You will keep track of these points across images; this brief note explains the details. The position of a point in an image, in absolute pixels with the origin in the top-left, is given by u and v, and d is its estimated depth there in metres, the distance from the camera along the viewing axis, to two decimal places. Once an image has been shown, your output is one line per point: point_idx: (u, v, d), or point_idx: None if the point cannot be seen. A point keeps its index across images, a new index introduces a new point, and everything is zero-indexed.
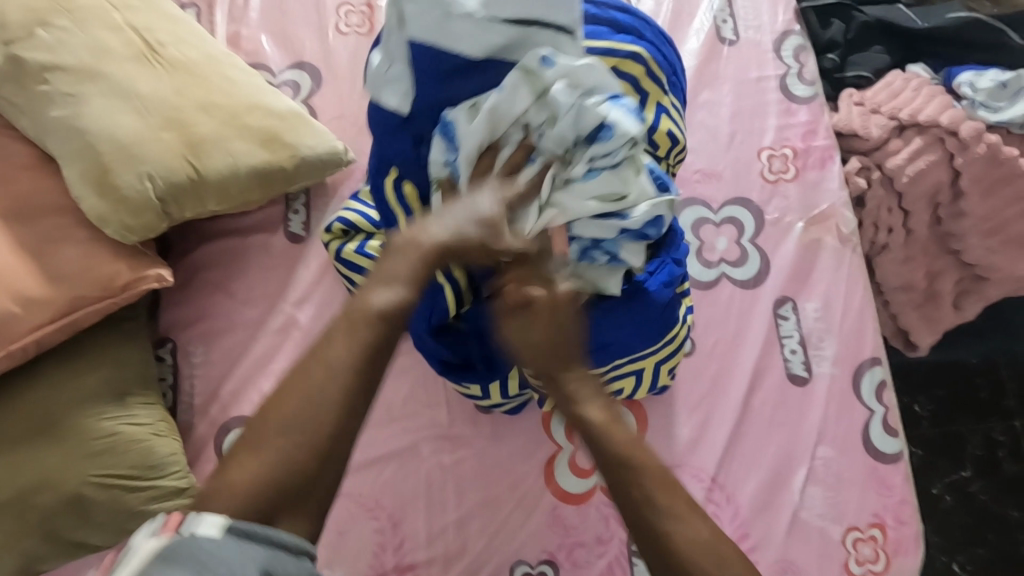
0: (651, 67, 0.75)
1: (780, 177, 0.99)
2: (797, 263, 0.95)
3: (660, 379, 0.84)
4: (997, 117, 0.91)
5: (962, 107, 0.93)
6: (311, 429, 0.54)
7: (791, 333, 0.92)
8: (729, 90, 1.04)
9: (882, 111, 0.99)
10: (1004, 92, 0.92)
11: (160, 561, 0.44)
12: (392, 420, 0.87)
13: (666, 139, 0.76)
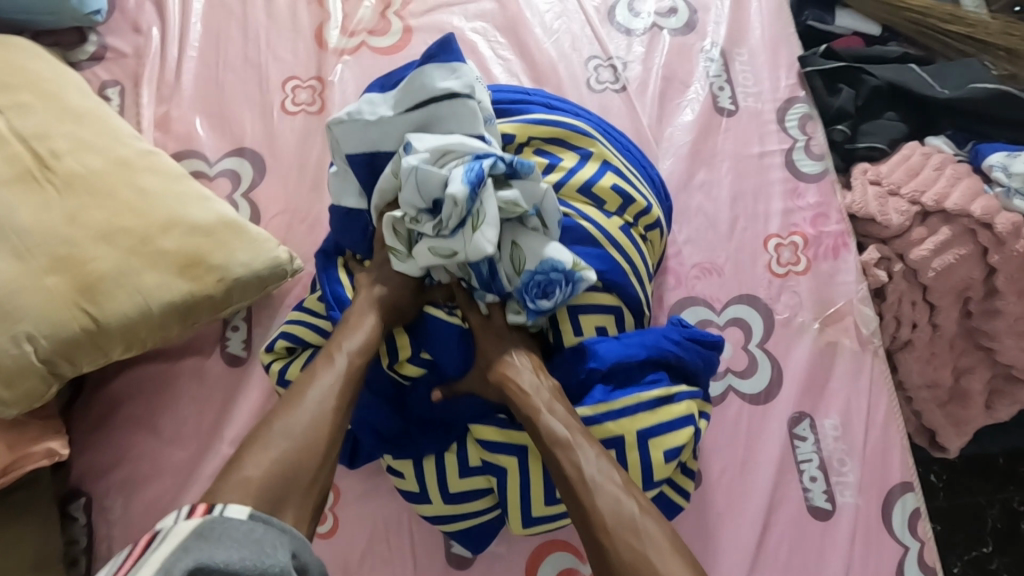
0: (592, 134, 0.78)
1: (789, 269, 0.88)
2: (812, 371, 0.84)
3: (653, 470, 0.70)
4: None
5: (997, 197, 0.82)
6: (309, 439, 0.58)
7: (809, 457, 0.80)
8: (727, 169, 0.92)
9: (901, 193, 0.87)
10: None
11: (198, 539, 0.45)
12: None
13: (611, 193, 0.76)
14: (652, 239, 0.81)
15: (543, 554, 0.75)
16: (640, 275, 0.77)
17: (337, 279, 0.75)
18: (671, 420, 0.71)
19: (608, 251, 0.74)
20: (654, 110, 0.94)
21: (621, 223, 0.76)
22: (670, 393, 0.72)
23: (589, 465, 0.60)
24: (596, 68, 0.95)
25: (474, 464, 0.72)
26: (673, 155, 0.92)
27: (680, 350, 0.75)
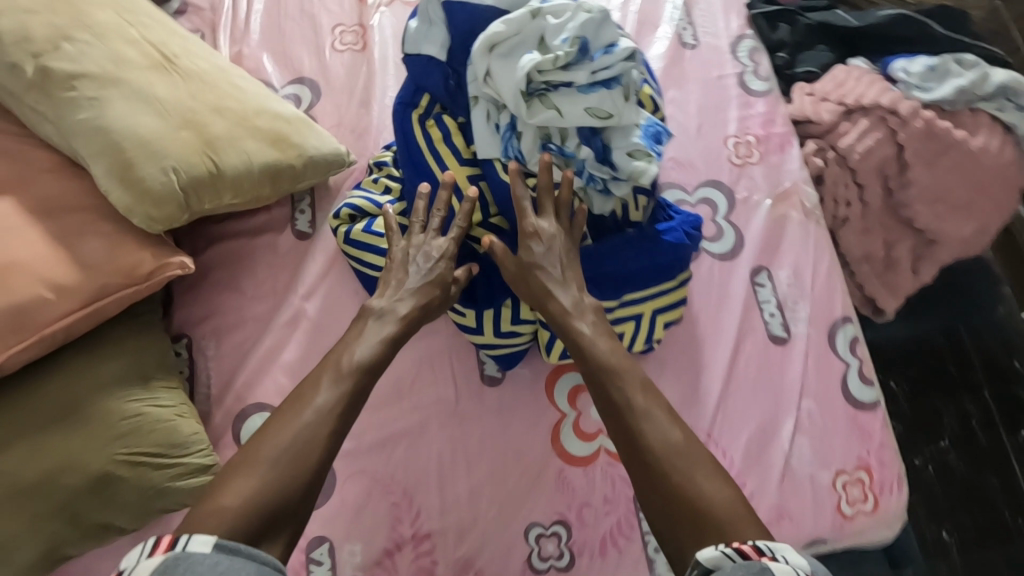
0: None
1: (746, 161, 1.09)
2: (767, 235, 1.04)
3: (657, 332, 0.84)
4: (929, 96, 1.02)
5: (897, 89, 1.05)
6: (293, 462, 0.65)
7: (768, 298, 1.00)
8: (693, 88, 1.14)
9: (830, 98, 1.10)
10: (933, 75, 1.04)
11: (160, 575, 0.52)
12: (402, 399, 0.90)
13: (650, 100, 0.84)
14: None
15: (560, 372, 0.93)
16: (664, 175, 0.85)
17: (413, 132, 0.80)
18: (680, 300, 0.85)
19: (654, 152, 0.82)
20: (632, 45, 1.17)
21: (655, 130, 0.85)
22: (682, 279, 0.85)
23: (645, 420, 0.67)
24: None
25: (525, 316, 0.89)
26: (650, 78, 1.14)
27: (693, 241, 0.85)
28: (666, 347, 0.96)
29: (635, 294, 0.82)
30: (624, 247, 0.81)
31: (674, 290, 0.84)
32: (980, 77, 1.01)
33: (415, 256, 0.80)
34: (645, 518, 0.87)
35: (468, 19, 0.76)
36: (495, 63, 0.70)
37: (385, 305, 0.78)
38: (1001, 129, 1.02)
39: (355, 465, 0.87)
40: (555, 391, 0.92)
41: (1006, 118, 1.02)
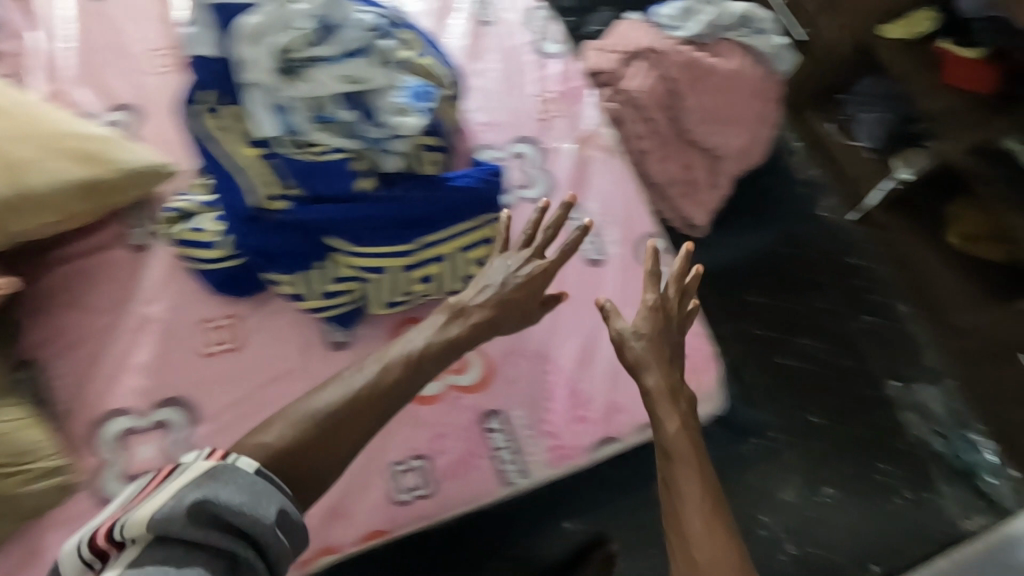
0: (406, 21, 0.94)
1: (551, 115, 1.22)
2: (575, 175, 1.17)
3: (464, 269, 0.94)
4: (682, 33, 1.18)
5: (655, 28, 1.21)
6: (361, 413, 0.80)
7: (581, 228, 1.13)
8: (494, 59, 1.27)
9: (611, 49, 1.25)
10: (682, 16, 1.19)
11: (210, 476, 0.69)
12: (254, 377, 0.98)
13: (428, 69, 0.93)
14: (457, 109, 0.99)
15: (402, 326, 1.02)
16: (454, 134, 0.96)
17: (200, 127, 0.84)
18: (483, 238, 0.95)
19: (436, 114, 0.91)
20: (432, 29, 1.27)
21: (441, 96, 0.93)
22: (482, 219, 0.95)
23: (689, 488, 0.84)
24: None
25: (342, 274, 0.87)
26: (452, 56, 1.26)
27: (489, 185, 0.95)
28: None
29: (438, 237, 0.90)
30: (425, 198, 0.88)
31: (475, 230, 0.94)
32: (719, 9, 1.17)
33: (508, 263, 0.91)
34: (494, 436, 0.97)
35: (230, 11, 0.79)
36: (248, 50, 0.78)
37: (461, 305, 0.89)
38: (747, 52, 1.18)
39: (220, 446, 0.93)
40: None
41: (748, 41, 1.17)
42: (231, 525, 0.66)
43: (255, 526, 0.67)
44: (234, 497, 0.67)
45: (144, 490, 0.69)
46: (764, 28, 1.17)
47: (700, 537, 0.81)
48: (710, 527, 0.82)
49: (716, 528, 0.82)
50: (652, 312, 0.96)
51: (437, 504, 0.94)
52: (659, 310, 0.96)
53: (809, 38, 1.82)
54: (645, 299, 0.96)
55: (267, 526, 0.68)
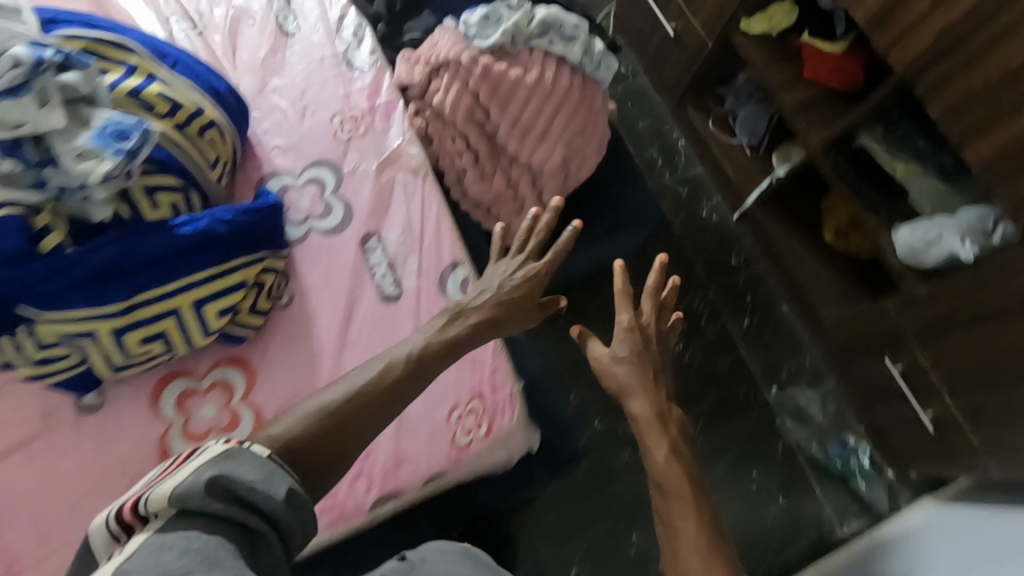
0: (130, 46, 0.86)
1: (352, 135, 1.13)
2: (375, 201, 1.09)
3: (209, 322, 0.84)
4: (487, 43, 1.08)
5: (462, 41, 1.10)
6: (329, 433, 0.73)
7: (379, 261, 1.04)
8: (296, 74, 1.17)
9: (420, 60, 1.15)
10: (490, 24, 1.09)
11: (223, 456, 0.61)
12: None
13: (159, 98, 0.85)
14: (212, 138, 0.93)
15: (163, 384, 0.93)
16: (199, 167, 0.89)
17: None
18: (230, 286, 0.85)
19: (166, 147, 0.84)
20: (225, 44, 1.17)
21: (174, 125, 0.87)
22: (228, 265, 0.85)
23: (679, 509, 0.79)
24: (177, 21, 1.17)
25: (50, 340, 0.78)
26: (248, 72, 1.15)
27: (233, 227, 0.85)
28: (275, 331, 0.98)
29: (163, 290, 0.80)
30: (140, 249, 0.78)
31: (214, 278, 0.84)
32: (523, 17, 1.08)
33: (502, 270, 0.95)
34: None
35: None
36: None
37: (463, 307, 0.92)
38: (556, 61, 1.09)
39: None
40: (160, 401, 0.92)
41: (558, 51, 1.09)
42: (244, 502, 0.59)
43: (266, 505, 0.60)
44: (247, 474, 0.60)
45: (167, 469, 0.61)
46: (576, 32, 1.09)
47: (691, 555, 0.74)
48: (698, 548, 0.75)
49: (711, 544, 0.75)
50: (628, 333, 0.96)
51: None
52: (633, 334, 0.96)
53: (680, 32, 1.74)
54: (620, 321, 0.97)
55: (273, 511, 0.60)
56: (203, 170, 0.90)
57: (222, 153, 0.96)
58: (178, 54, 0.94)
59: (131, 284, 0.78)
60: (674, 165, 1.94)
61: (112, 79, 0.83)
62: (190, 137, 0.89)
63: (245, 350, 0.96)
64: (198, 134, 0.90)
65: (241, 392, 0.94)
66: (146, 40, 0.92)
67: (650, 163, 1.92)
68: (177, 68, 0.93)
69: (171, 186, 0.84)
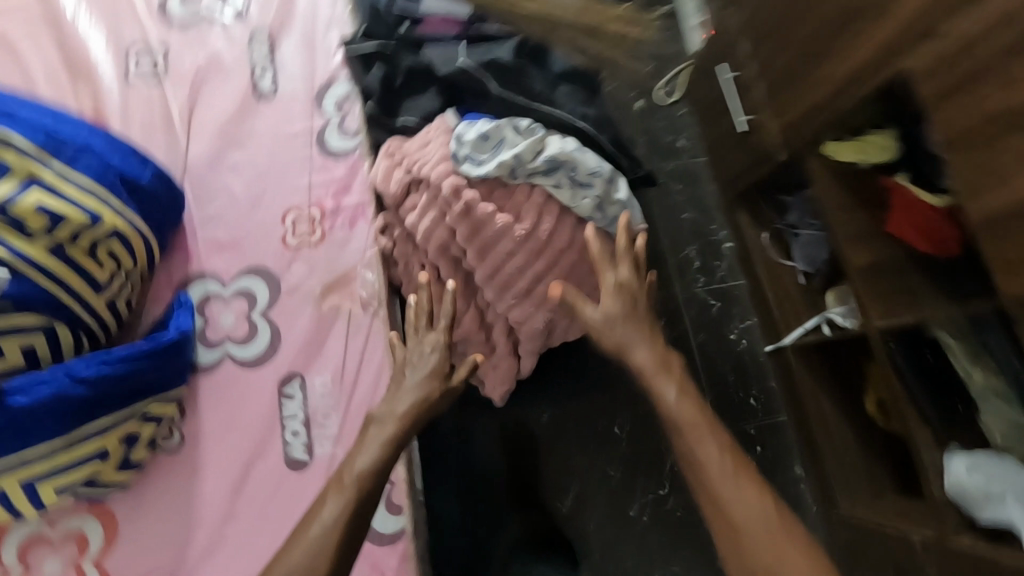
0: (14, 142, 0.73)
1: (303, 241, 0.94)
2: (309, 334, 0.90)
3: (45, 497, 0.74)
4: (478, 172, 0.86)
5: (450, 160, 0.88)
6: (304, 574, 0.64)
7: (294, 413, 0.87)
8: (257, 148, 0.97)
9: (401, 164, 0.94)
10: (488, 144, 0.87)
11: None
12: None
13: (33, 214, 0.71)
14: (110, 252, 0.77)
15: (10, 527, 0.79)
16: (79, 293, 0.75)
17: None
18: (73, 461, 0.74)
19: (27, 276, 0.71)
20: (185, 97, 0.99)
21: (51, 244, 0.73)
22: (73, 437, 0.73)
23: (698, 444, 0.66)
24: (137, 60, 0.99)
25: None
26: (203, 137, 0.97)
27: (88, 388, 0.72)
28: (154, 483, 0.83)
29: None
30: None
31: (52, 454, 0.72)
32: (529, 150, 0.85)
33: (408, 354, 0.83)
34: None
35: None
36: None
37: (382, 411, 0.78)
38: (559, 210, 0.87)
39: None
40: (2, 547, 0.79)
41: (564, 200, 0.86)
42: None
43: None
44: None
45: None
46: (591, 182, 0.86)
47: (742, 513, 0.62)
48: (743, 512, 0.63)
49: (752, 490, 0.64)
50: (619, 294, 0.77)
51: None
52: (625, 291, 0.78)
53: None
54: (605, 280, 0.79)
55: None
56: (85, 295, 0.75)
57: (127, 266, 0.80)
58: (86, 141, 0.78)
59: None
60: None
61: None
62: (73, 259, 0.74)
63: (114, 500, 0.82)
64: (87, 251, 0.75)
65: (95, 553, 0.80)
66: (46, 124, 0.76)
67: None
68: (78, 161, 0.76)
69: (27, 328, 0.71)
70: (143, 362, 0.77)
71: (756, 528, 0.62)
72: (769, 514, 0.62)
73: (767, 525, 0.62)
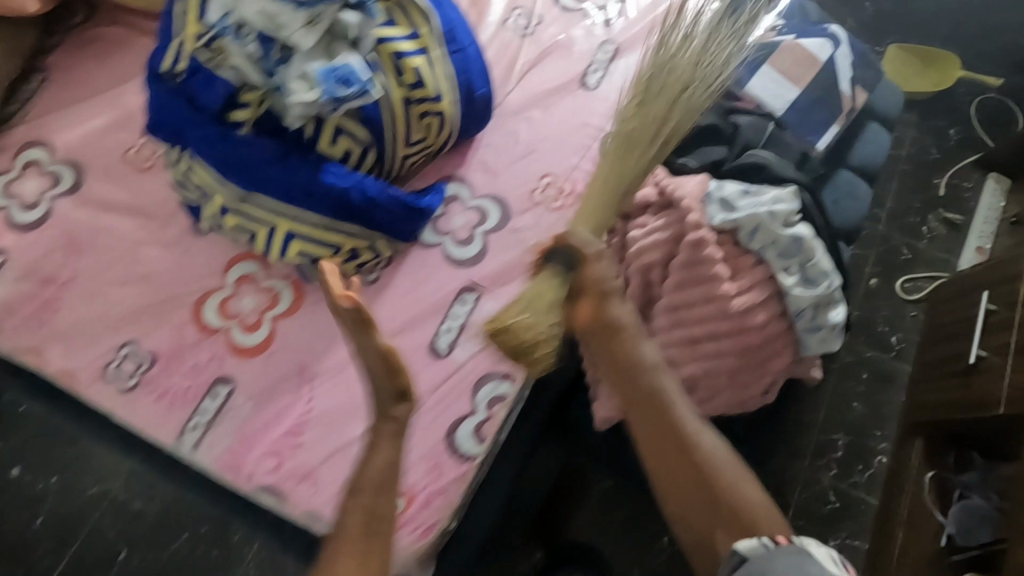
0: (430, 19, 0.93)
1: (546, 202, 1.09)
2: (505, 268, 1.04)
3: (282, 253, 0.91)
4: (721, 217, 0.95)
5: (705, 196, 0.98)
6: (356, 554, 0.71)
7: (457, 316, 1.01)
8: (556, 117, 1.15)
9: (656, 183, 1.06)
10: (743, 199, 0.96)
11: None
12: (128, 183, 1.07)
13: (411, 70, 0.91)
14: (429, 124, 0.97)
15: (239, 259, 1.02)
16: (397, 134, 0.93)
17: None
18: (322, 245, 0.91)
19: (382, 108, 0.90)
20: (531, 54, 1.19)
21: (405, 96, 0.92)
22: (327, 228, 0.90)
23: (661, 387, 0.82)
24: (519, 13, 1.22)
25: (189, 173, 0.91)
26: (523, 91, 1.16)
27: (364, 202, 0.90)
28: None
29: (266, 210, 0.88)
30: (258, 156, 0.83)
31: (314, 228, 0.90)
32: (784, 217, 0.92)
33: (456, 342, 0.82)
34: (209, 397, 0.95)
35: None
36: None
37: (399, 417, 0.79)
38: (774, 289, 0.91)
39: (41, 231, 1.04)
40: (236, 263, 1.02)
41: (784, 280, 0.91)
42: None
43: None
44: None
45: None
46: (817, 280, 0.91)
47: (666, 484, 0.81)
48: (665, 471, 0.81)
49: (697, 419, 0.82)
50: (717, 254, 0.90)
51: (131, 400, 0.96)
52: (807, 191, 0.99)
53: (979, 362, 1.35)
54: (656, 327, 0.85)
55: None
56: (397, 137, 0.94)
57: (428, 138, 0.99)
58: (465, 39, 0.98)
59: (253, 183, 0.85)
60: (849, 469, 1.56)
61: (392, 34, 0.90)
62: (410, 113, 0.94)
63: (309, 286, 1.01)
64: (418, 113, 0.95)
65: (280, 308, 1.00)
66: (454, 23, 0.97)
67: (825, 446, 1.57)
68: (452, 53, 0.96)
69: (357, 142, 0.89)
70: (399, 213, 0.95)
71: (668, 485, 0.81)
72: (724, 447, 0.81)
73: (754, 501, 0.78)
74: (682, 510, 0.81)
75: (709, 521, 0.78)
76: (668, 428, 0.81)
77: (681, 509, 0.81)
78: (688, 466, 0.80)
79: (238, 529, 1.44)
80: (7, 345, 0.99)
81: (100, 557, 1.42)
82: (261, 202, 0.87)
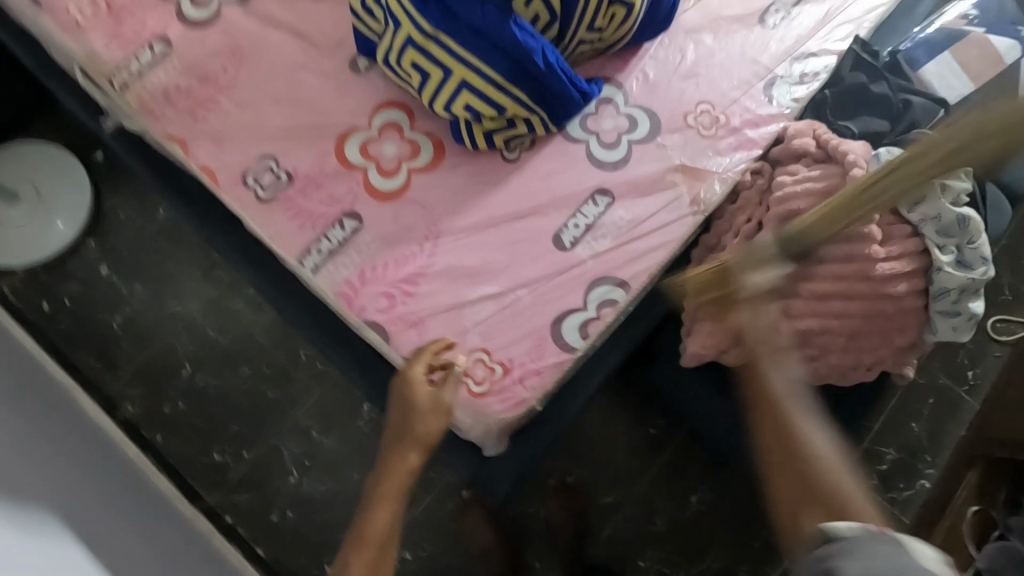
0: None
1: (698, 128, 1.07)
2: (644, 181, 1.03)
3: (452, 102, 0.95)
4: None
5: (871, 158, 0.95)
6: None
7: (587, 214, 1.01)
8: (726, 48, 1.11)
9: (817, 133, 1.02)
10: None
11: None
12: (296, 6, 1.08)
13: None
14: (613, 14, 0.96)
15: (389, 105, 1.03)
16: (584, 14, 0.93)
17: None
18: (489, 102, 0.94)
19: None
20: None
21: None
22: (500, 87, 0.92)
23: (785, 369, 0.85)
24: None
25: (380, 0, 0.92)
26: (699, 14, 1.13)
27: (542, 69, 0.91)
28: (478, 162, 1.02)
29: (449, 53, 0.90)
30: None
31: (489, 83, 0.92)
32: (954, 196, 0.90)
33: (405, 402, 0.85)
34: (337, 228, 0.98)
35: None
36: None
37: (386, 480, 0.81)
38: (921, 265, 0.91)
39: (207, 31, 1.06)
40: (385, 107, 1.03)
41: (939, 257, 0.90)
42: None
43: None
44: None
45: None
46: (972, 265, 0.91)
47: (778, 474, 0.82)
48: (778, 460, 0.81)
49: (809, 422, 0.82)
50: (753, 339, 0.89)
51: (263, 210, 0.99)
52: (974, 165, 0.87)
53: None
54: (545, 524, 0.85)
55: None
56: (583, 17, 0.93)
57: (606, 30, 0.98)
58: None
59: (449, 22, 0.87)
60: None
61: None
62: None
63: (451, 146, 1.02)
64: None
65: (421, 160, 1.01)
66: None
67: None
68: None
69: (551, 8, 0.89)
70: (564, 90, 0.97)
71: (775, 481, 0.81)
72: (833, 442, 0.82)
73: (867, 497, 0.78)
74: (790, 503, 0.80)
75: (809, 509, 0.78)
76: (778, 419, 0.82)
77: (789, 501, 0.79)
78: (797, 461, 0.80)
79: (298, 377, 1.48)
80: (156, 130, 1.02)
81: (166, 368, 1.48)
82: (447, 43, 0.89)
